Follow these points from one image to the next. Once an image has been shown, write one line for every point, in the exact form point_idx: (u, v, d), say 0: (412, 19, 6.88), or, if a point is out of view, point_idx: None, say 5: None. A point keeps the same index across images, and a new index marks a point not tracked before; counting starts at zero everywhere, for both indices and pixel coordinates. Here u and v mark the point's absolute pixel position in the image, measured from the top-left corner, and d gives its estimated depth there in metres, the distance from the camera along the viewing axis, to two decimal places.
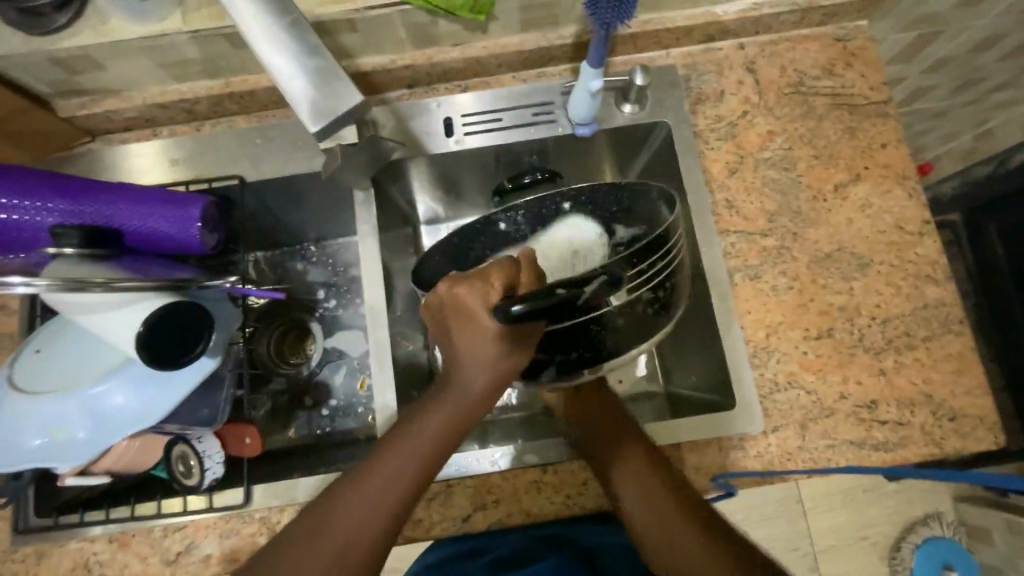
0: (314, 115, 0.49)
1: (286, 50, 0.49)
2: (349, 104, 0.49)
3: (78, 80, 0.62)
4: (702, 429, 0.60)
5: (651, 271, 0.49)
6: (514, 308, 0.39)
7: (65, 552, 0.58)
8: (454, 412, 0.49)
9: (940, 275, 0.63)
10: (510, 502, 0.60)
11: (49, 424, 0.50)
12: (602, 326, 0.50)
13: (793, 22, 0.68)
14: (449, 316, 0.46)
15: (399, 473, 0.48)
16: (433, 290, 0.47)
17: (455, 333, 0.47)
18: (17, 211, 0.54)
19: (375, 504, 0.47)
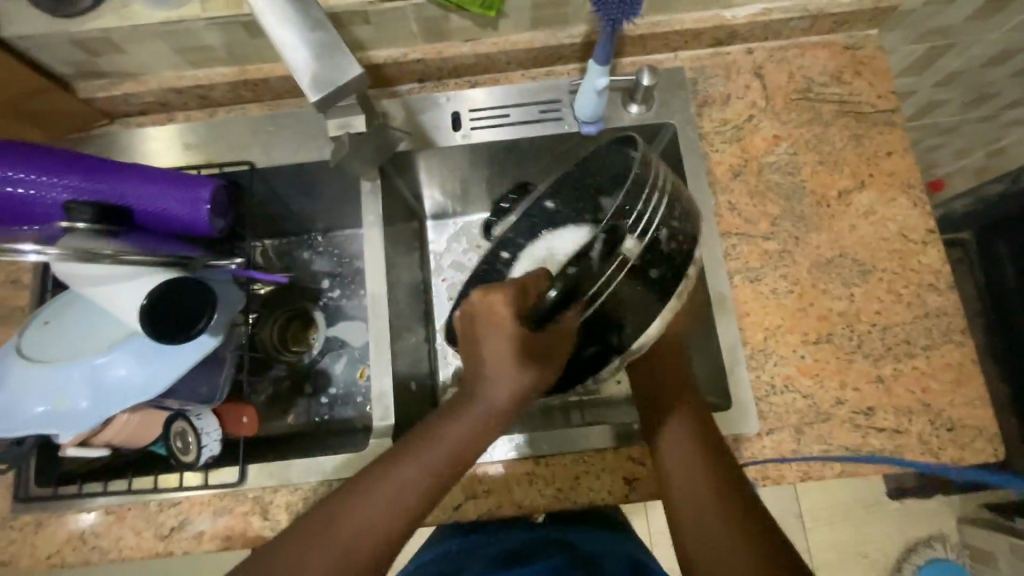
0: (313, 86, 0.50)
1: (303, 33, 0.50)
2: (349, 76, 0.50)
3: (98, 62, 0.64)
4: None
5: (648, 213, 0.46)
6: (548, 294, 0.46)
7: (63, 522, 0.59)
8: (475, 424, 0.49)
9: (943, 285, 0.63)
10: (501, 493, 0.60)
11: (52, 392, 0.51)
12: (637, 286, 0.47)
13: (802, 29, 0.69)
14: (478, 322, 0.47)
15: (412, 483, 0.48)
16: (468, 296, 0.47)
17: (483, 339, 0.47)
18: (35, 186, 0.56)
19: (386, 513, 0.47)
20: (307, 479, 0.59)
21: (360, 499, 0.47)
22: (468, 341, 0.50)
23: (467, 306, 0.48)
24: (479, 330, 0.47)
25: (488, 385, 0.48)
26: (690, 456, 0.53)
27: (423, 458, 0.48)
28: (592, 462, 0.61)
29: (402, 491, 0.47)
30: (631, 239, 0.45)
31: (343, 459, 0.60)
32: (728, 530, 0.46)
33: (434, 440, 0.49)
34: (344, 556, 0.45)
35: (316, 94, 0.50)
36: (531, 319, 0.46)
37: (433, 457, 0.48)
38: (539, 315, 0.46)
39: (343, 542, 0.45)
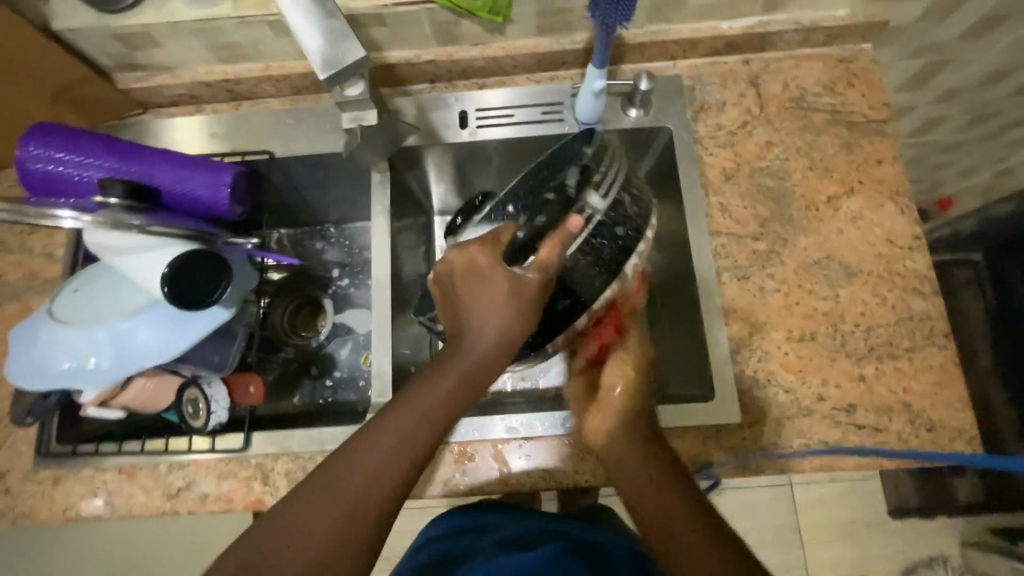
0: (323, 65, 0.55)
1: (318, 25, 0.55)
2: (352, 57, 0.56)
3: (137, 55, 0.69)
4: (675, 418, 0.62)
5: (613, 173, 0.54)
6: (517, 234, 0.54)
7: (78, 478, 0.63)
8: (463, 374, 0.53)
9: (927, 290, 0.65)
10: (485, 468, 0.63)
11: (78, 350, 0.55)
12: (603, 237, 0.54)
13: (797, 41, 0.72)
14: (461, 278, 0.53)
15: (410, 439, 0.51)
16: (442, 259, 0.55)
17: (467, 296, 0.53)
18: (75, 165, 0.61)
19: (386, 470, 0.50)
20: (307, 448, 0.63)
21: (353, 464, 0.50)
22: (451, 303, 0.55)
23: (449, 270, 0.54)
24: (465, 290, 0.53)
25: (479, 338, 0.53)
26: (646, 455, 0.55)
27: (418, 412, 0.52)
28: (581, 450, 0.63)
29: (399, 448, 0.51)
30: (596, 194, 0.53)
31: (342, 431, 0.63)
32: (685, 527, 0.50)
33: (426, 394, 0.52)
34: (348, 515, 0.48)
35: (326, 72, 0.56)
36: (510, 256, 0.53)
37: (427, 410, 0.52)
38: (517, 253, 0.53)
39: (345, 502, 0.49)
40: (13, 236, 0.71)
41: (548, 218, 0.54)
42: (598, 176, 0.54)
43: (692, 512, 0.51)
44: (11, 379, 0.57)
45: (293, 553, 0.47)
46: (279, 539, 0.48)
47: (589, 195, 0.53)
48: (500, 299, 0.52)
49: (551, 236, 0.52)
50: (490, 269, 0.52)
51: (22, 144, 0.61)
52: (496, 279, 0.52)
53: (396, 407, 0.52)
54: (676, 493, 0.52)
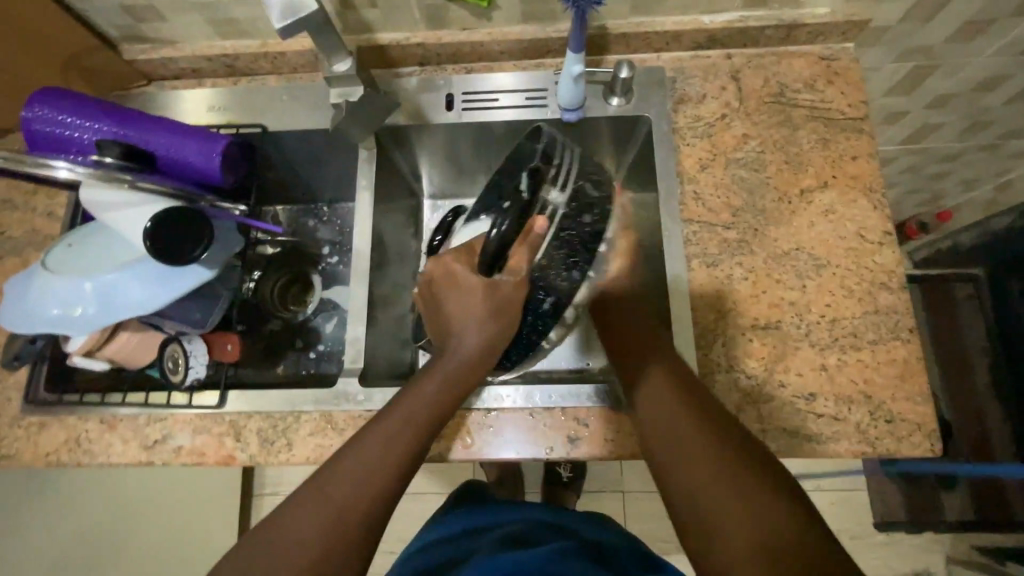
0: (280, 15, 0.54)
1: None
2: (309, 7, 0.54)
3: (143, 28, 0.73)
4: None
5: (565, 163, 0.54)
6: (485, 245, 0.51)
7: (61, 425, 0.66)
8: (447, 375, 0.53)
9: (895, 285, 0.65)
10: (471, 445, 0.64)
11: (65, 297, 0.58)
12: (571, 228, 0.55)
13: (779, 38, 0.73)
14: (440, 285, 0.54)
15: (397, 441, 0.50)
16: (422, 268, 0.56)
17: (448, 305, 0.54)
18: (78, 128, 0.65)
19: (377, 472, 0.48)
20: (278, 408, 0.65)
21: (348, 463, 0.48)
22: (434, 313, 0.56)
23: (428, 284, 0.55)
24: (445, 299, 0.54)
25: (461, 343, 0.53)
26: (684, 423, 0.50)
27: (405, 415, 0.51)
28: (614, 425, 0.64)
29: (389, 451, 0.50)
30: (553, 189, 0.53)
31: (313, 394, 0.65)
32: (732, 498, 0.43)
33: (411, 397, 0.52)
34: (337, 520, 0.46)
35: (282, 22, 0.54)
36: (485, 267, 0.52)
37: (414, 413, 0.52)
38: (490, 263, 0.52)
39: (336, 506, 0.46)
40: (18, 195, 0.75)
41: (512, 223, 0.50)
42: (553, 171, 0.53)
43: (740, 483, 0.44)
44: (2, 323, 0.60)
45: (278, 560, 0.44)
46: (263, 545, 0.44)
47: (549, 193, 0.52)
48: (480, 304, 0.52)
49: (518, 240, 0.51)
50: (466, 277, 0.52)
51: (27, 106, 0.64)
52: (474, 286, 0.52)
53: (386, 409, 0.52)
54: (720, 457, 0.45)
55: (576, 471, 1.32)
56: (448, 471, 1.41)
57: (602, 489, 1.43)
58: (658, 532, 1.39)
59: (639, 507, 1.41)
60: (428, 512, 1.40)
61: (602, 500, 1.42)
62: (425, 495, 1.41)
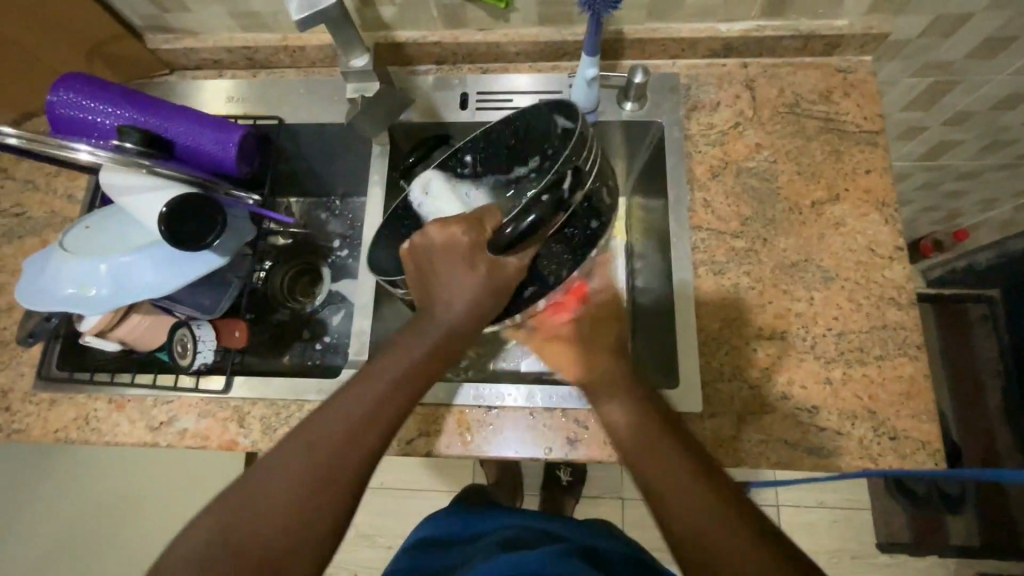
0: (298, 7, 0.54)
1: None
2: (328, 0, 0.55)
3: (167, 18, 0.75)
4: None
5: (591, 163, 0.55)
6: (506, 229, 0.51)
7: (71, 403, 0.68)
8: (435, 350, 0.52)
9: (904, 301, 0.65)
10: (476, 443, 0.65)
11: (81, 277, 0.60)
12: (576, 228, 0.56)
13: (796, 48, 0.73)
14: (442, 257, 0.52)
15: (377, 415, 0.49)
16: (426, 231, 0.52)
17: (444, 278, 0.51)
18: (100, 113, 0.66)
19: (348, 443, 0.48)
20: (282, 396, 0.66)
21: (329, 425, 0.48)
22: (422, 281, 0.53)
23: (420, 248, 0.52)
24: (443, 270, 0.52)
25: (445, 312, 0.52)
26: (663, 441, 0.50)
27: (389, 391, 0.50)
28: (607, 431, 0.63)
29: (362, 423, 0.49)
30: (581, 193, 0.53)
31: (316, 383, 0.66)
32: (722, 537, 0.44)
33: (396, 372, 0.51)
34: (307, 495, 0.45)
35: (301, 13, 0.55)
36: (498, 244, 0.51)
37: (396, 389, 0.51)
38: (501, 244, 0.51)
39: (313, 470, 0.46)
40: (41, 176, 0.77)
41: (541, 217, 0.50)
42: (585, 171, 0.54)
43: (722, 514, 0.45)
44: (20, 301, 0.62)
45: (247, 542, 0.43)
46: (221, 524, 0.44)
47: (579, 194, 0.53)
48: (472, 278, 0.51)
49: (538, 233, 0.51)
50: (455, 245, 0.51)
51: (52, 91, 0.66)
52: (478, 264, 0.51)
53: (369, 376, 0.51)
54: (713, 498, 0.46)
55: (575, 475, 1.31)
56: (448, 469, 1.42)
57: (602, 494, 1.42)
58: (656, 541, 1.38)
59: (638, 515, 1.40)
60: (427, 509, 1.41)
61: (601, 506, 1.41)
62: (424, 492, 1.42)
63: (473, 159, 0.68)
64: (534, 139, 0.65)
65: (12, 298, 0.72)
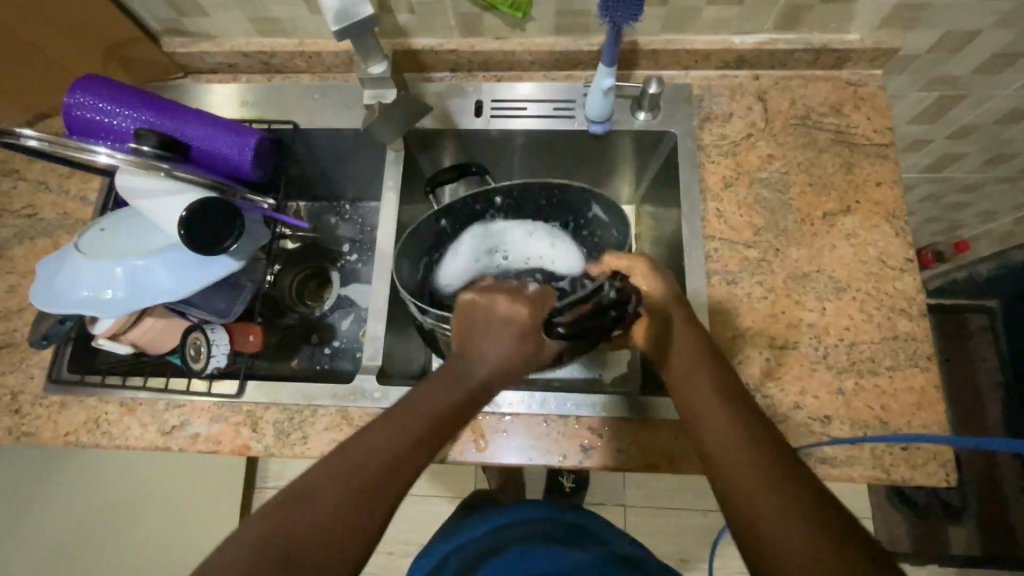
0: (335, 18, 0.55)
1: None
2: (362, 11, 0.55)
3: (185, 22, 0.75)
4: (668, 411, 0.64)
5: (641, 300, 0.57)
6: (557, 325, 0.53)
7: (83, 406, 0.68)
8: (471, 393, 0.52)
9: (915, 312, 0.65)
10: (493, 449, 0.65)
11: (96, 281, 0.60)
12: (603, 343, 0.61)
13: (808, 62, 0.74)
14: (492, 316, 0.57)
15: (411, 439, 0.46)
16: (483, 293, 0.59)
17: (487, 332, 0.56)
18: (117, 116, 0.66)
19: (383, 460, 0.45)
20: (296, 400, 0.66)
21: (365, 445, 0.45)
22: (468, 334, 0.57)
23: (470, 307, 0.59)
24: (484, 328, 0.56)
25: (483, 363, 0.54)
26: (724, 418, 0.49)
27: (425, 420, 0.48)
28: (633, 433, 0.64)
29: (397, 435, 0.46)
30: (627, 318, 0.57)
31: (330, 388, 0.66)
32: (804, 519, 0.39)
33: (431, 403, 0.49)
34: (339, 505, 0.41)
35: (337, 25, 0.55)
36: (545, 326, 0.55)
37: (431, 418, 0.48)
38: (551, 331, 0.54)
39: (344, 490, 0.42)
40: (53, 177, 0.77)
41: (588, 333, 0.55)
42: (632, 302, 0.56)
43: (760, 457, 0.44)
44: (34, 302, 0.61)
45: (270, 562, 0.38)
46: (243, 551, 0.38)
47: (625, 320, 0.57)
48: (510, 338, 0.55)
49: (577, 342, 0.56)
50: (508, 309, 0.57)
51: (69, 92, 0.66)
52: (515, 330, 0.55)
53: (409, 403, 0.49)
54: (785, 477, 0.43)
55: (579, 483, 1.31)
56: (451, 475, 1.42)
57: (605, 501, 1.42)
58: (659, 549, 1.38)
59: (641, 522, 1.40)
60: (429, 515, 1.40)
61: (604, 513, 1.41)
62: (426, 497, 1.41)
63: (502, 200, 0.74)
64: (562, 206, 0.75)
65: (23, 300, 0.72)
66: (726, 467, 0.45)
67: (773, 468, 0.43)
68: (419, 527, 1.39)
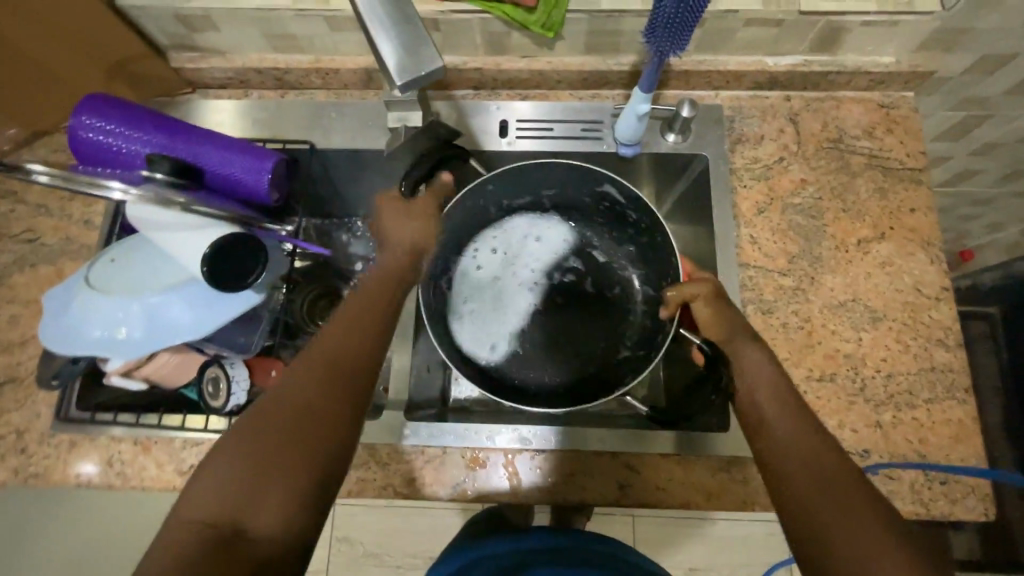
0: (399, 71, 0.50)
1: (389, 29, 0.50)
2: (430, 67, 0.50)
3: (195, 37, 0.71)
4: (706, 445, 0.63)
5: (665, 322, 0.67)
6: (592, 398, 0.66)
7: (94, 446, 0.65)
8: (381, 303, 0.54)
9: (951, 342, 0.65)
10: (524, 487, 0.63)
11: (109, 319, 0.56)
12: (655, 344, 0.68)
13: (841, 83, 0.72)
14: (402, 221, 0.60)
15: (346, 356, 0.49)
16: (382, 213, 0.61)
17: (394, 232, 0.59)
18: (125, 139, 0.63)
19: (321, 402, 0.46)
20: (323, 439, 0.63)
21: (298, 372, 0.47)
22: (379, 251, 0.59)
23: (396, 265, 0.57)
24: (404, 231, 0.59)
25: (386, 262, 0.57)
26: (781, 422, 0.49)
27: (349, 335, 0.50)
28: (670, 467, 0.63)
29: (325, 355, 0.48)
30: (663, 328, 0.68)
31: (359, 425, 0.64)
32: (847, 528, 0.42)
33: (352, 315, 0.52)
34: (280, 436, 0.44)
35: (402, 79, 0.50)
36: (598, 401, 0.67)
37: (354, 329, 0.51)
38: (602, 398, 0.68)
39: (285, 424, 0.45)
40: (53, 200, 0.73)
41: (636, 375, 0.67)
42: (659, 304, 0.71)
43: (818, 461, 0.46)
44: (42, 339, 0.58)
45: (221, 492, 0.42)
46: (211, 496, 0.42)
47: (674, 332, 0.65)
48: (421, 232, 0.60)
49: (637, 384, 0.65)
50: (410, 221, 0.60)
51: (77, 112, 0.62)
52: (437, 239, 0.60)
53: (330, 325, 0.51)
54: (835, 484, 0.44)
55: None
56: None
57: (614, 512, 1.41)
58: (669, 559, 1.37)
59: (649, 531, 1.39)
60: (438, 527, 1.38)
61: (613, 523, 1.40)
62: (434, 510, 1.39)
63: (497, 183, 0.70)
64: (567, 184, 0.71)
65: (25, 331, 0.68)
66: (789, 475, 0.46)
67: (829, 473, 0.45)
68: (428, 539, 1.37)
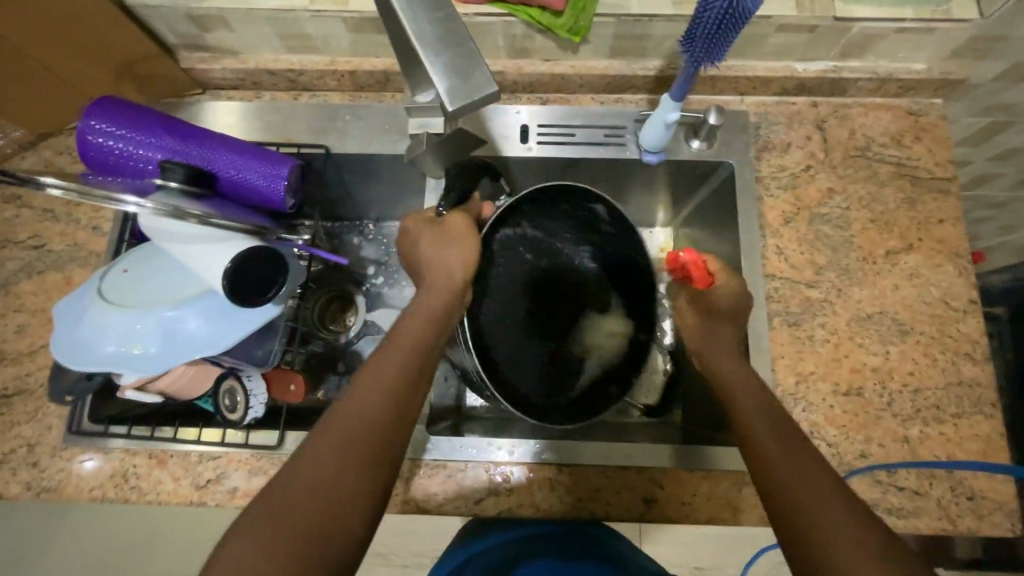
0: (450, 95, 0.46)
1: (438, 53, 0.46)
2: (482, 92, 0.46)
3: (206, 37, 0.69)
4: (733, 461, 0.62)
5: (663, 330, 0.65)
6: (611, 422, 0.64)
7: (108, 459, 0.63)
8: (419, 344, 0.50)
9: (979, 356, 0.64)
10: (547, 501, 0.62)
11: (124, 334, 0.55)
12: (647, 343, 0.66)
13: (869, 89, 0.71)
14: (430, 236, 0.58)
15: (386, 403, 0.45)
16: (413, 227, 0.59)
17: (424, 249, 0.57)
18: (134, 144, 0.61)
19: (363, 454, 0.42)
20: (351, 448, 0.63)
21: (336, 420, 0.44)
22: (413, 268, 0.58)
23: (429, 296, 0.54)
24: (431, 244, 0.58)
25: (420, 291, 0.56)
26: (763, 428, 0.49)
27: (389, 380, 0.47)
28: (696, 482, 0.62)
29: (365, 403, 0.45)
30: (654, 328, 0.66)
31: None
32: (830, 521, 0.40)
33: (391, 359, 0.49)
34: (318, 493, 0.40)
35: (456, 102, 0.46)
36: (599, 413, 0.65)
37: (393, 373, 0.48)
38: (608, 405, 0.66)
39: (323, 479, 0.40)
40: (60, 205, 0.70)
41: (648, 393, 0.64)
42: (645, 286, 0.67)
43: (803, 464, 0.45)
44: (54, 353, 0.56)
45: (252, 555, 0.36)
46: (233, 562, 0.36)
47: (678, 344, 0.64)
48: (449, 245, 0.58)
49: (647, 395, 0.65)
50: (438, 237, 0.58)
51: (85, 116, 0.60)
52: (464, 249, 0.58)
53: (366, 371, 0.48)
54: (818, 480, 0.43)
55: None
56: None
57: None
58: None
59: None
60: None
61: None
62: None
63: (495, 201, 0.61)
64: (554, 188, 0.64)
65: (34, 341, 0.66)
66: (788, 485, 0.44)
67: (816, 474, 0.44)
68: None
